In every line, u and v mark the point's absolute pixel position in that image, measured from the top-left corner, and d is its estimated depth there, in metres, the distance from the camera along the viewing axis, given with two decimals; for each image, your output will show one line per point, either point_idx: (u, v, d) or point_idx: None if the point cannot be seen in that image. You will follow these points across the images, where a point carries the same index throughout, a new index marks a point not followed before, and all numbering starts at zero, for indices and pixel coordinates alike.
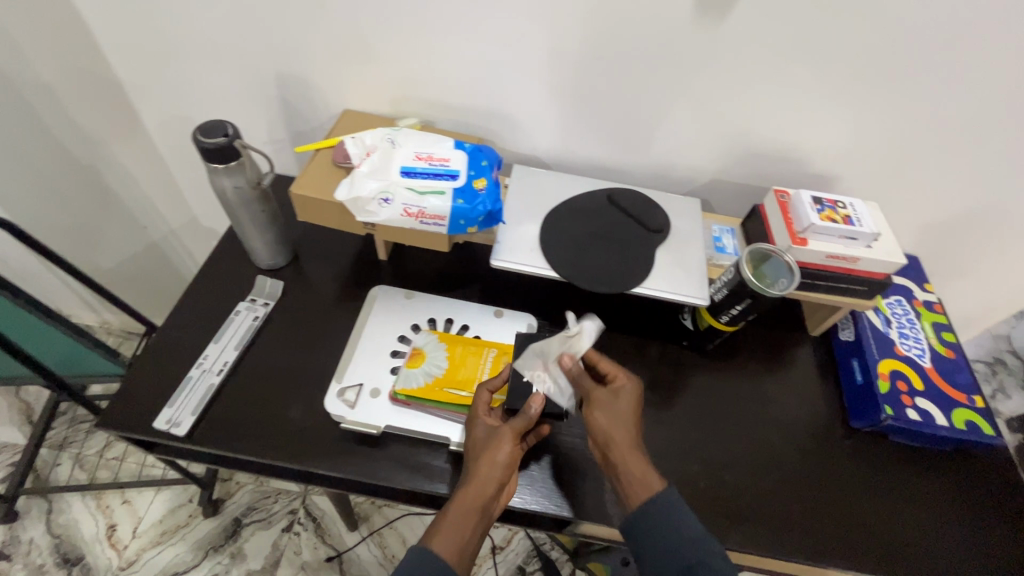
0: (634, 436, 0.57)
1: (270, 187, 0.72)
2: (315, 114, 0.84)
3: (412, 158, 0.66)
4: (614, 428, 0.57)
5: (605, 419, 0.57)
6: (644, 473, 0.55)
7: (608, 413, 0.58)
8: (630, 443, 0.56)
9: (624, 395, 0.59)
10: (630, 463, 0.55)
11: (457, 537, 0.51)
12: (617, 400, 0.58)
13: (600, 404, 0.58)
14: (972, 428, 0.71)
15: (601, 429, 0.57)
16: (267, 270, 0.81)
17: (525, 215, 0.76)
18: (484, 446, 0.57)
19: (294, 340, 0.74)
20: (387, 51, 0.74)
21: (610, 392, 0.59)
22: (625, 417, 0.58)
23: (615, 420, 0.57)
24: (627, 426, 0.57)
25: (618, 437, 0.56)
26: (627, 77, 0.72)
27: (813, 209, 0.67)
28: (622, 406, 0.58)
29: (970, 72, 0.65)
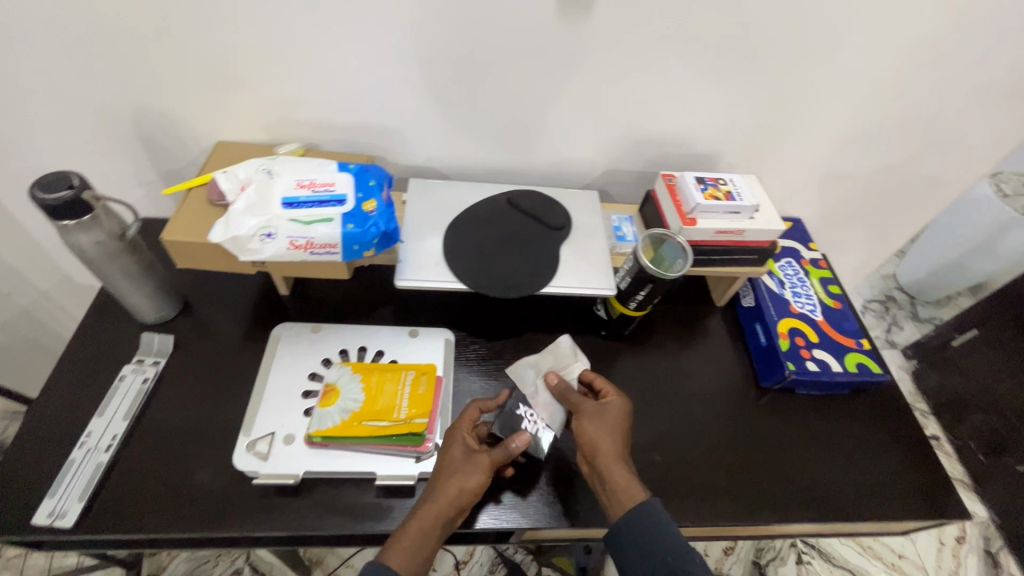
0: (621, 445, 0.62)
1: (138, 236, 0.65)
2: (186, 150, 0.78)
3: (293, 187, 0.62)
4: (602, 437, 0.62)
5: (592, 428, 0.62)
6: (628, 481, 0.59)
7: (596, 425, 0.63)
8: (616, 452, 0.61)
9: (611, 409, 0.65)
10: (616, 470, 0.59)
11: (411, 550, 0.53)
12: (605, 412, 0.64)
13: (588, 417, 0.64)
14: (862, 369, 0.78)
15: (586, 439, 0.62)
16: (153, 325, 0.74)
17: (426, 230, 0.74)
18: (456, 471, 0.57)
19: (194, 397, 0.68)
20: (254, 77, 0.69)
21: (598, 407, 0.65)
22: (614, 430, 0.63)
23: (604, 429, 0.62)
24: (614, 435, 0.62)
25: (603, 448, 0.61)
26: (506, 80, 0.72)
27: (697, 190, 0.71)
28: (610, 417, 0.64)
29: (813, 47, 0.71)
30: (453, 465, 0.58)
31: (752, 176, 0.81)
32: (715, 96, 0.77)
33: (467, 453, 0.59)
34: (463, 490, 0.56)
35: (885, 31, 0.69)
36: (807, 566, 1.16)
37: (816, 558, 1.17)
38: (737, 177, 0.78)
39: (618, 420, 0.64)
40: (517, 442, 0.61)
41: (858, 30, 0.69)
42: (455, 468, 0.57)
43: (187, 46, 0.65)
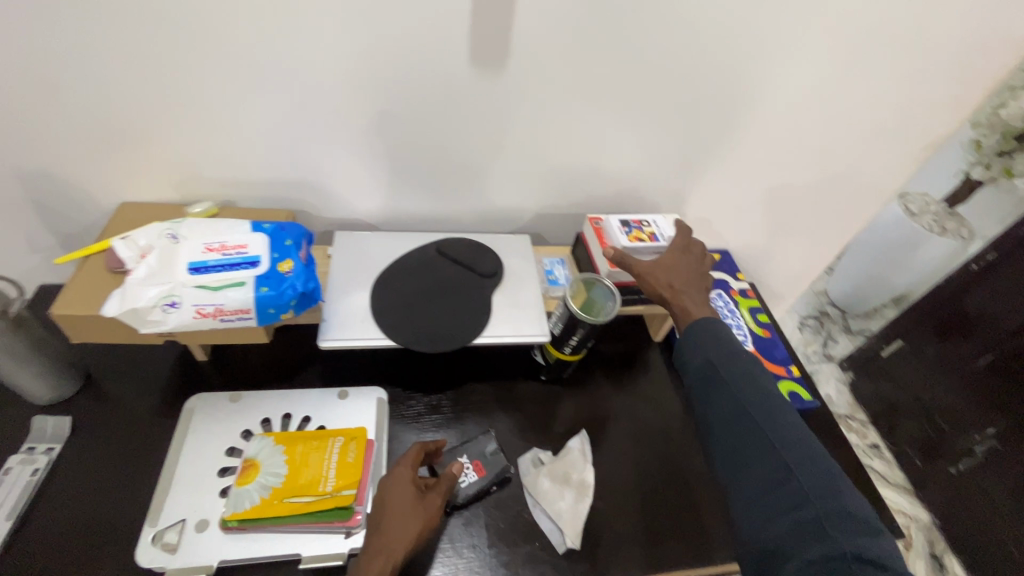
0: (695, 276, 0.67)
1: (24, 311, 0.59)
2: (86, 213, 0.73)
3: (201, 251, 0.59)
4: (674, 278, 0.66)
5: (676, 275, 0.67)
6: (701, 303, 0.64)
7: (670, 266, 0.67)
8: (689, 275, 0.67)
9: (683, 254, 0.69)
10: (689, 298, 0.64)
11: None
12: (666, 259, 0.68)
13: (659, 270, 0.67)
14: (794, 397, 0.81)
15: (668, 288, 0.66)
16: (48, 407, 0.67)
17: (352, 285, 0.71)
18: (404, 516, 0.55)
19: (93, 486, 0.61)
20: (160, 136, 0.66)
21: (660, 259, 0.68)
22: (681, 264, 0.68)
23: (676, 274, 0.67)
24: (687, 279, 0.67)
25: (689, 292, 0.65)
26: (427, 131, 0.72)
27: (621, 232, 0.73)
28: (677, 266, 0.68)
29: (718, 93, 0.75)
30: (402, 510, 0.55)
31: (675, 215, 0.84)
32: (633, 140, 0.80)
33: (417, 495, 0.57)
34: (410, 535, 0.54)
35: (781, 78, 0.74)
36: None
37: None
38: (660, 216, 0.81)
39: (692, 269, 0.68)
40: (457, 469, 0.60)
41: (757, 77, 0.74)
42: (403, 512, 0.55)
43: (80, 106, 0.62)
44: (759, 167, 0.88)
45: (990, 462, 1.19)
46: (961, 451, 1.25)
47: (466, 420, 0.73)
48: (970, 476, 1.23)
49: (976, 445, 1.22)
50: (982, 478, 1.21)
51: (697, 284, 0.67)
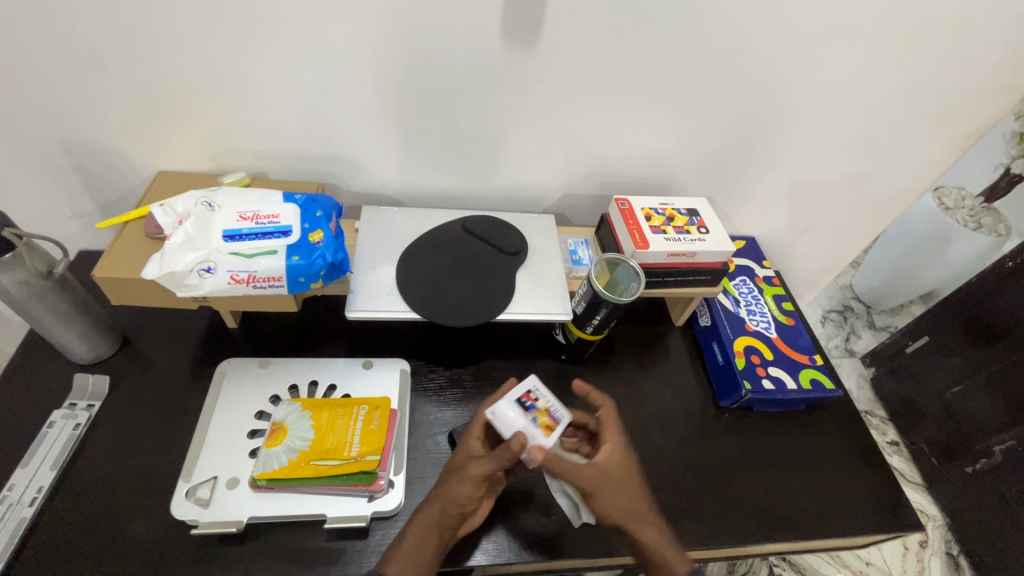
0: (637, 494, 0.60)
1: (68, 273, 0.62)
2: (125, 180, 0.75)
3: (235, 219, 0.60)
4: (609, 487, 0.59)
5: (627, 496, 0.59)
6: (669, 545, 0.59)
7: (606, 473, 0.59)
8: (638, 513, 0.59)
9: (608, 452, 0.60)
10: (648, 534, 0.59)
11: (411, 565, 0.53)
12: (604, 468, 0.59)
13: (601, 468, 0.59)
14: (817, 386, 0.80)
15: (617, 509, 0.58)
16: (88, 366, 0.70)
17: (378, 258, 0.73)
18: (454, 485, 0.55)
19: (130, 442, 0.64)
20: (196, 106, 0.68)
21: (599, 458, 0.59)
22: (624, 472, 0.60)
23: (622, 482, 0.60)
24: (621, 489, 0.59)
25: (643, 508, 0.60)
26: (456, 107, 0.73)
27: (528, 424, 0.58)
28: (609, 454, 0.60)
29: (755, 76, 0.73)
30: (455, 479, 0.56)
31: (702, 198, 0.83)
32: (666, 122, 0.79)
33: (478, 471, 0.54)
34: (455, 500, 0.55)
35: (823, 61, 0.72)
36: None
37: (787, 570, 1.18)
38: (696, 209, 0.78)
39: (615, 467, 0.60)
40: (514, 445, 0.53)
41: (797, 60, 0.72)
42: (463, 478, 0.55)
43: (124, 74, 0.63)
44: (792, 152, 0.86)
45: (1009, 462, 1.15)
46: (980, 447, 1.20)
47: (486, 396, 0.74)
48: (986, 478, 1.20)
49: (994, 446, 1.18)
50: (999, 479, 1.17)
51: (628, 484, 0.60)
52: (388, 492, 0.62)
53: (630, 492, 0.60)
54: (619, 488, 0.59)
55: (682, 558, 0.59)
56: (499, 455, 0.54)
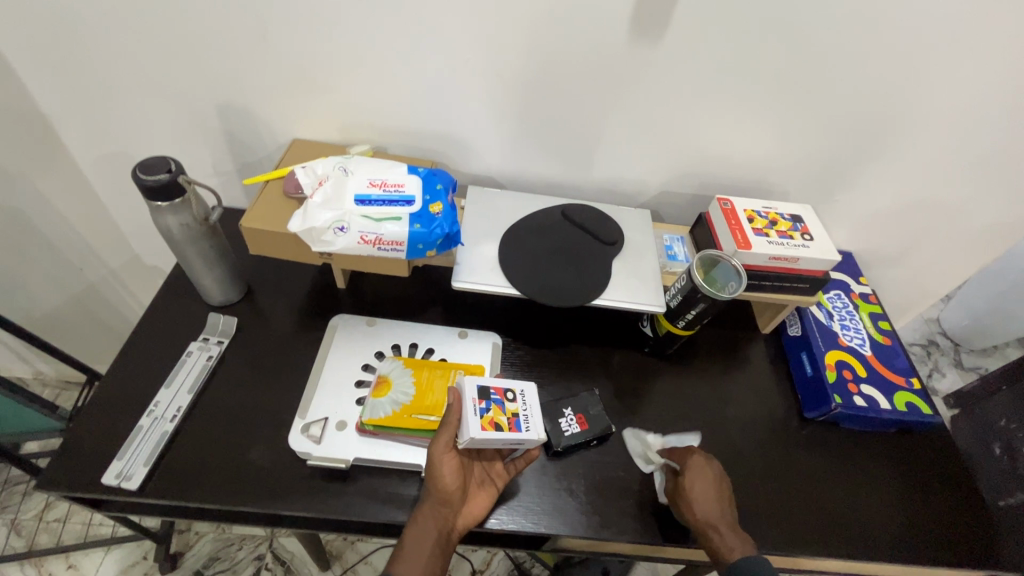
0: (720, 506, 0.62)
1: (218, 222, 0.69)
2: (263, 144, 0.83)
3: (366, 185, 0.66)
4: (699, 498, 0.62)
5: (707, 507, 0.61)
6: (737, 540, 0.60)
7: (696, 493, 0.62)
8: (716, 517, 0.61)
9: (694, 469, 0.64)
10: (718, 534, 0.60)
11: (419, 565, 0.56)
12: (696, 485, 0.63)
13: (685, 485, 0.63)
14: (912, 410, 0.77)
15: (695, 519, 0.61)
16: (218, 307, 0.78)
17: (483, 235, 0.77)
18: (433, 474, 0.59)
19: (253, 378, 0.71)
20: (336, 81, 0.74)
21: (680, 477, 0.64)
22: (711, 489, 0.63)
23: (715, 499, 0.62)
24: (710, 502, 0.62)
25: (716, 517, 0.61)
26: (571, 97, 0.75)
27: (473, 413, 0.59)
28: (697, 473, 0.64)
29: (883, 84, 0.71)
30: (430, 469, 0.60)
31: (806, 206, 0.81)
32: (779, 126, 0.78)
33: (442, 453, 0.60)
34: (440, 487, 0.59)
35: (961, 74, 0.69)
36: None
37: None
38: (800, 216, 0.78)
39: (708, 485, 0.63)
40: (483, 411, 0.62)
41: (933, 72, 0.69)
42: (438, 464, 0.59)
43: (282, 48, 0.70)
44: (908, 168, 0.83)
45: None
46: None
47: (571, 378, 0.76)
48: None
49: None
50: None
51: (717, 500, 0.62)
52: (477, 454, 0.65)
53: (719, 507, 0.62)
54: (702, 501, 0.62)
55: (748, 547, 0.59)
56: (447, 429, 0.60)
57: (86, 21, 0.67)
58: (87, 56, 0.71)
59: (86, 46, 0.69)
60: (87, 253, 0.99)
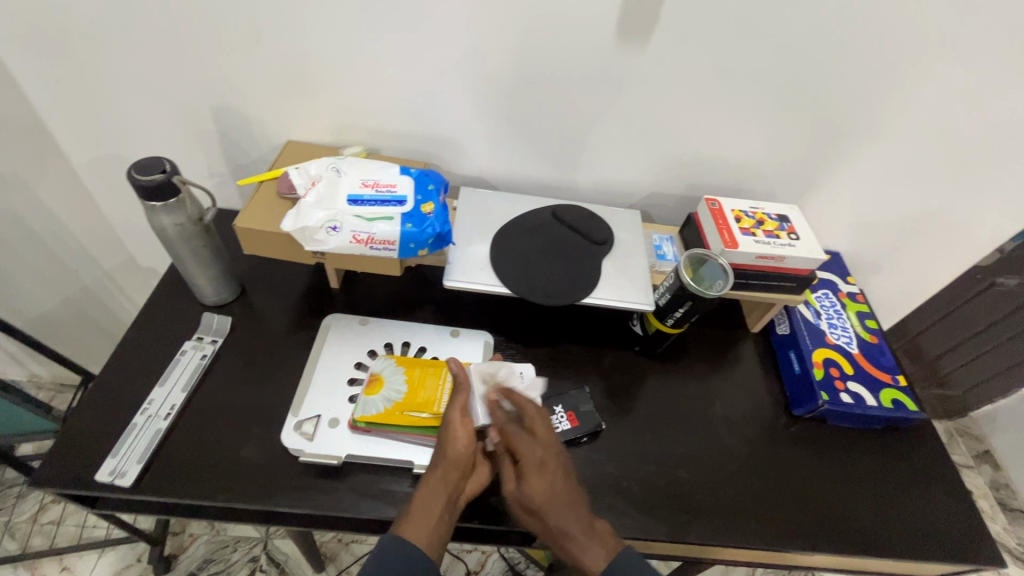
0: (573, 510, 0.56)
1: (212, 222, 0.70)
2: (258, 147, 0.84)
3: (358, 186, 0.67)
4: (546, 506, 0.56)
5: (558, 515, 0.55)
6: (592, 545, 0.54)
7: (543, 502, 0.56)
8: (557, 526, 0.55)
9: (532, 475, 0.57)
10: (573, 543, 0.55)
11: (427, 530, 0.54)
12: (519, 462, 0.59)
13: (526, 493, 0.57)
14: (898, 406, 0.78)
15: (544, 527, 0.56)
16: (212, 307, 0.79)
17: (475, 235, 0.78)
18: (448, 438, 0.58)
19: (246, 377, 0.72)
20: (329, 84, 0.75)
21: (520, 480, 0.58)
22: (554, 497, 0.56)
23: (549, 505, 0.56)
24: (559, 510, 0.56)
25: (572, 525, 0.55)
26: (560, 99, 0.76)
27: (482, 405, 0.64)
28: (536, 476, 0.57)
29: (866, 87, 0.73)
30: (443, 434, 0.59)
31: (792, 206, 0.83)
32: (766, 128, 0.79)
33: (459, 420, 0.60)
34: (454, 453, 0.58)
35: (943, 78, 0.71)
36: None
37: None
38: (787, 216, 0.79)
39: (550, 488, 0.56)
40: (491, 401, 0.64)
41: (916, 75, 0.71)
42: (454, 429, 0.59)
43: (277, 51, 0.71)
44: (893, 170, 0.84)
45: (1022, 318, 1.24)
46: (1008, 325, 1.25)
47: (561, 375, 0.78)
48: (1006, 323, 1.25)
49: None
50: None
51: (568, 504, 0.56)
52: None
53: (575, 514, 0.56)
54: (552, 504, 0.56)
55: (608, 555, 0.54)
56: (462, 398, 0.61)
57: (83, 24, 0.68)
58: (84, 60, 0.72)
59: (83, 48, 0.70)
60: (82, 256, 1.00)
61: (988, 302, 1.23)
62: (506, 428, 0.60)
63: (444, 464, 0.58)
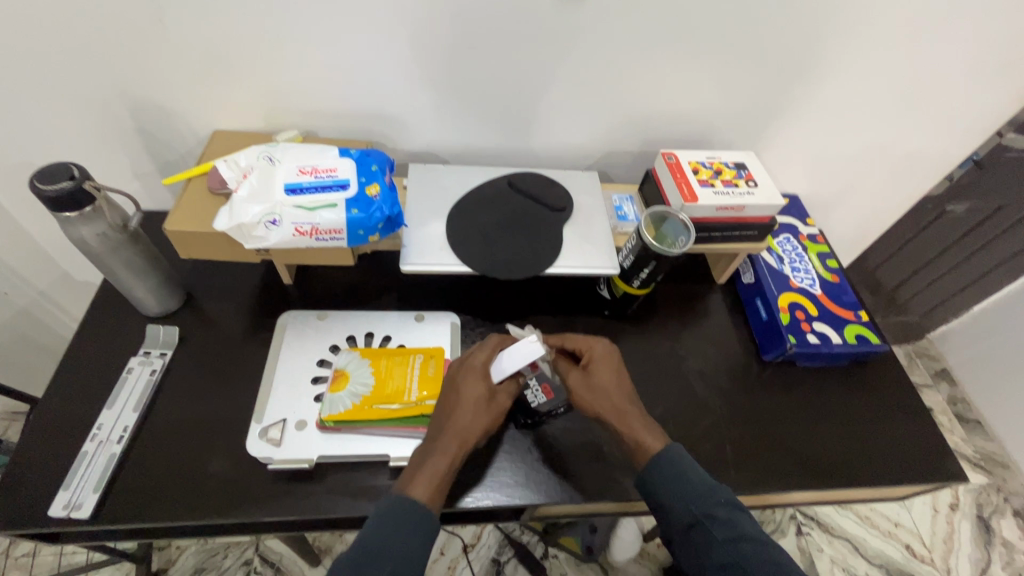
0: (626, 397, 0.63)
1: (140, 228, 0.65)
2: (183, 140, 0.77)
3: (295, 173, 0.62)
4: (615, 390, 0.63)
5: (617, 399, 0.63)
6: (650, 430, 0.61)
7: (612, 386, 0.64)
8: (618, 411, 0.62)
9: (597, 367, 0.65)
10: (636, 422, 0.61)
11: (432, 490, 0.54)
12: (598, 352, 0.66)
13: (595, 379, 0.64)
14: (862, 341, 0.80)
15: (607, 413, 0.62)
16: (157, 318, 0.74)
17: (428, 214, 0.74)
18: (462, 414, 0.58)
19: (203, 388, 0.68)
20: (250, 65, 0.69)
21: (587, 371, 0.65)
22: (619, 382, 0.64)
23: (615, 389, 0.63)
24: (624, 394, 0.64)
25: (627, 406, 0.62)
26: (502, 61, 0.72)
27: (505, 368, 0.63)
28: (601, 367, 0.65)
29: (814, 24, 0.71)
30: (467, 403, 0.59)
31: (748, 153, 0.82)
32: (717, 75, 0.77)
33: (487, 392, 0.60)
34: (476, 432, 0.58)
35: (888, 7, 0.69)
36: (807, 537, 1.31)
37: (814, 529, 1.32)
38: (744, 164, 0.78)
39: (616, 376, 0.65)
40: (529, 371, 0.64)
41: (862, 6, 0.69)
42: (468, 406, 0.59)
43: (184, 32, 0.64)
44: (846, 109, 0.83)
45: (994, 240, 1.25)
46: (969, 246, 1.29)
47: None
48: (966, 245, 1.29)
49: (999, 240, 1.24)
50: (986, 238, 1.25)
51: (629, 392, 0.64)
52: None
53: (633, 401, 0.64)
54: (620, 386, 0.64)
55: (664, 437, 0.60)
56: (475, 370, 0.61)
57: None
58: None
59: None
60: (9, 278, 0.92)
61: (942, 228, 1.26)
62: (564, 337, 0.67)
63: (467, 437, 0.57)
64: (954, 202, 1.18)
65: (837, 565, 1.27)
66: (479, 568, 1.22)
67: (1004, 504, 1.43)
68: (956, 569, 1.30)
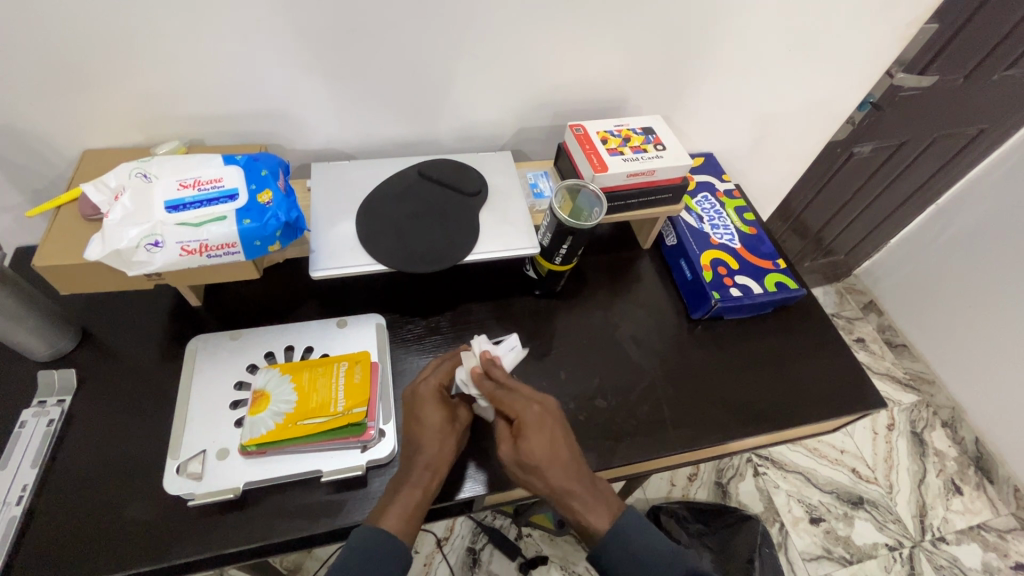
0: (575, 468, 0.57)
1: (7, 267, 0.58)
2: (51, 164, 0.70)
3: (176, 188, 0.57)
4: (546, 465, 0.56)
5: (562, 475, 0.56)
6: (598, 505, 0.57)
7: (544, 460, 0.56)
8: (565, 491, 0.56)
9: (532, 438, 0.56)
10: (577, 500, 0.57)
11: (407, 520, 0.55)
12: (543, 420, 0.57)
13: (525, 451, 0.56)
14: (781, 288, 0.83)
15: (547, 489, 0.57)
16: (51, 362, 0.68)
17: (336, 214, 0.71)
18: (426, 440, 0.58)
19: (111, 430, 0.63)
20: (110, 75, 0.62)
21: (517, 440, 0.57)
22: (552, 454, 0.57)
23: (549, 462, 0.56)
24: (560, 468, 0.57)
25: (572, 484, 0.57)
26: (391, 47, 0.68)
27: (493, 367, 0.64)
28: (536, 437, 0.56)
29: None
30: (430, 428, 0.59)
31: (656, 116, 0.82)
32: (616, 42, 0.76)
33: (448, 417, 0.60)
34: (443, 454, 0.58)
35: None
36: (763, 477, 1.38)
37: (770, 468, 1.39)
38: (653, 128, 0.78)
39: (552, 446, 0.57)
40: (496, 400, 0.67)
41: None
42: (431, 429, 0.59)
43: (19, 45, 0.57)
44: (745, 65, 0.84)
45: (900, 175, 1.33)
46: (879, 184, 1.35)
47: (466, 338, 0.75)
48: (876, 183, 1.36)
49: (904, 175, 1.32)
50: (893, 174, 1.32)
51: (570, 464, 0.57)
52: (381, 440, 0.63)
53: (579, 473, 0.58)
54: (562, 464, 0.57)
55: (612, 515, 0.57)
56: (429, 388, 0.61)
57: None
58: None
59: None
60: None
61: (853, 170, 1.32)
62: (496, 394, 0.58)
63: (437, 465, 0.58)
64: (860, 145, 1.18)
65: (792, 499, 1.35)
66: (455, 560, 1.21)
67: (934, 418, 1.55)
68: (897, 483, 1.40)
